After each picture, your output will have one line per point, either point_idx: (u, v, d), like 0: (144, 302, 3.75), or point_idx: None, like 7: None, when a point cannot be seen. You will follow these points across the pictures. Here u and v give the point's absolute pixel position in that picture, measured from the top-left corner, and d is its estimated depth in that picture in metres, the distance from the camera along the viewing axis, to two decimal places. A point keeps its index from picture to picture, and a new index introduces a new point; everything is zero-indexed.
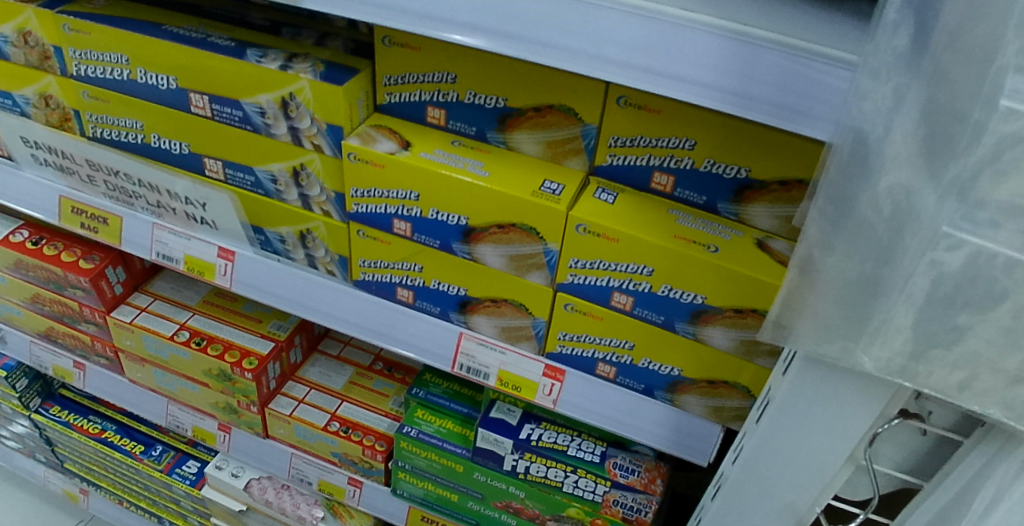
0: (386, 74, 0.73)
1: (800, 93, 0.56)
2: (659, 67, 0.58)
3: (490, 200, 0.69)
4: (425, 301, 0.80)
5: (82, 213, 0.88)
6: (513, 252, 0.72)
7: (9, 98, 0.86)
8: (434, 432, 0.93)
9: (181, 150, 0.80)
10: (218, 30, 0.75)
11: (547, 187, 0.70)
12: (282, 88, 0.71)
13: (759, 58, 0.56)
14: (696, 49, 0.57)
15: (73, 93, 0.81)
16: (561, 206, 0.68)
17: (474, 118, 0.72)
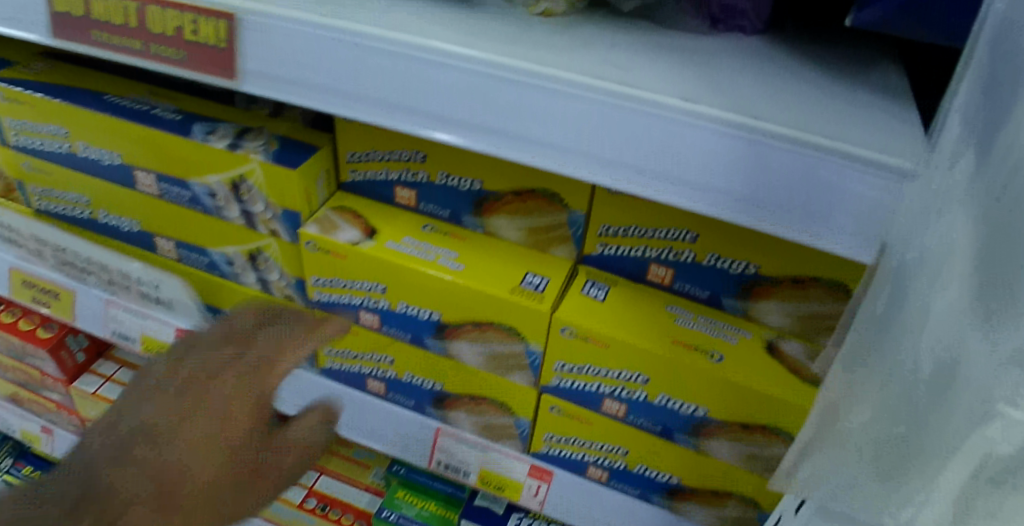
0: (347, 150, 0.65)
1: (823, 203, 0.46)
2: (654, 168, 0.48)
3: (466, 295, 0.61)
4: (398, 393, 0.73)
5: (32, 286, 0.82)
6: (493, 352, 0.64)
7: None
8: (416, 515, 0.84)
9: (130, 228, 0.73)
10: (166, 99, 0.68)
11: (530, 282, 0.61)
12: (231, 170, 0.63)
13: (763, 161, 0.45)
14: (687, 149, 0.47)
15: (15, 164, 0.74)
16: (545, 304, 0.59)
17: (446, 200, 0.64)
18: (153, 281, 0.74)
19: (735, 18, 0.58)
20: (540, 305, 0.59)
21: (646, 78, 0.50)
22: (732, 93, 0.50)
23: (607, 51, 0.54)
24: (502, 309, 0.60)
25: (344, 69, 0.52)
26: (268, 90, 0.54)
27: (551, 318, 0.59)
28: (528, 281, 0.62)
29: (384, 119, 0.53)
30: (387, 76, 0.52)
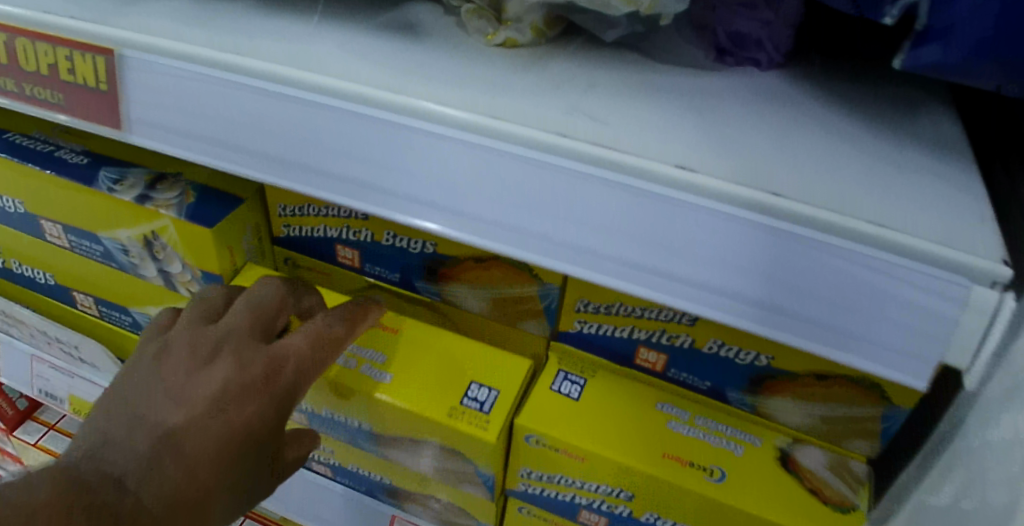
0: (279, 202, 0.56)
1: (851, 307, 0.37)
2: (647, 260, 0.39)
3: (401, 411, 0.51)
4: (346, 478, 0.63)
5: None
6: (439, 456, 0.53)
7: None
8: None
9: (47, 280, 0.64)
10: (74, 137, 0.58)
11: (472, 398, 0.51)
12: (140, 225, 0.54)
13: (784, 254, 0.37)
14: (690, 236, 0.38)
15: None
16: (484, 431, 0.49)
17: (396, 264, 0.56)
18: (72, 342, 0.63)
19: (749, 48, 0.49)
20: (477, 432, 0.49)
21: (627, 138, 0.40)
22: (737, 157, 0.39)
23: (582, 97, 0.43)
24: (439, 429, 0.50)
25: (256, 121, 0.42)
26: (165, 143, 0.44)
27: (494, 447, 0.49)
28: (470, 397, 0.51)
29: (304, 186, 0.43)
30: (308, 131, 0.42)
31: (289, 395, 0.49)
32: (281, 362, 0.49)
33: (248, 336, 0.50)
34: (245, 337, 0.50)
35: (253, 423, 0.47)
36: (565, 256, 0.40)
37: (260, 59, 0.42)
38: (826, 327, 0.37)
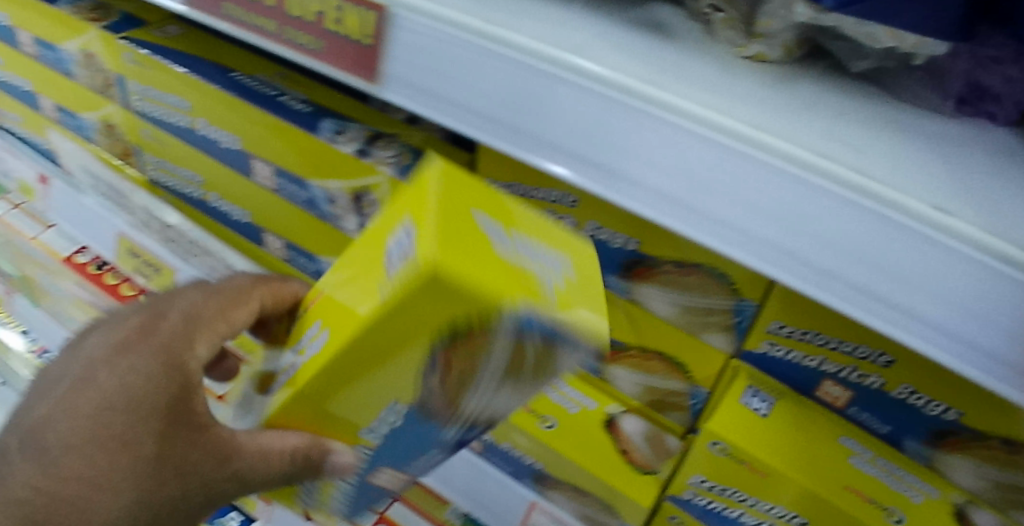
0: (488, 177, 0.53)
1: None
2: (865, 284, 0.33)
3: (353, 394, 0.35)
4: (494, 456, 0.58)
5: (136, 257, 0.71)
6: (461, 380, 0.32)
7: (73, 118, 0.71)
8: None
9: (242, 217, 0.65)
10: (297, 85, 0.58)
11: (376, 426, 0.36)
12: (358, 178, 0.53)
13: (985, 293, 0.30)
14: (828, 234, 0.33)
15: (134, 129, 0.66)
16: (457, 406, 0.34)
17: (594, 255, 0.53)
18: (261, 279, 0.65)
19: (985, 101, 0.48)
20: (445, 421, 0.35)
21: (893, 163, 0.37)
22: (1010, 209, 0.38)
23: (833, 123, 0.42)
24: (439, 385, 0.33)
25: (508, 91, 0.42)
26: (411, 101, 0.45)
27: (376, 454, 0.39)
28: (394, 411, 0.35)
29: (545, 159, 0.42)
30: (553, 106, 0.40)
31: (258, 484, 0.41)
32: (245, 461, 0.39)
33: (194, 468, 0.40)
34: (199, 440, 0.39)
35: (181, 506, 0.41)
36: (739, 245, 0.36)
37: (528, 39, 0.42)
38: None
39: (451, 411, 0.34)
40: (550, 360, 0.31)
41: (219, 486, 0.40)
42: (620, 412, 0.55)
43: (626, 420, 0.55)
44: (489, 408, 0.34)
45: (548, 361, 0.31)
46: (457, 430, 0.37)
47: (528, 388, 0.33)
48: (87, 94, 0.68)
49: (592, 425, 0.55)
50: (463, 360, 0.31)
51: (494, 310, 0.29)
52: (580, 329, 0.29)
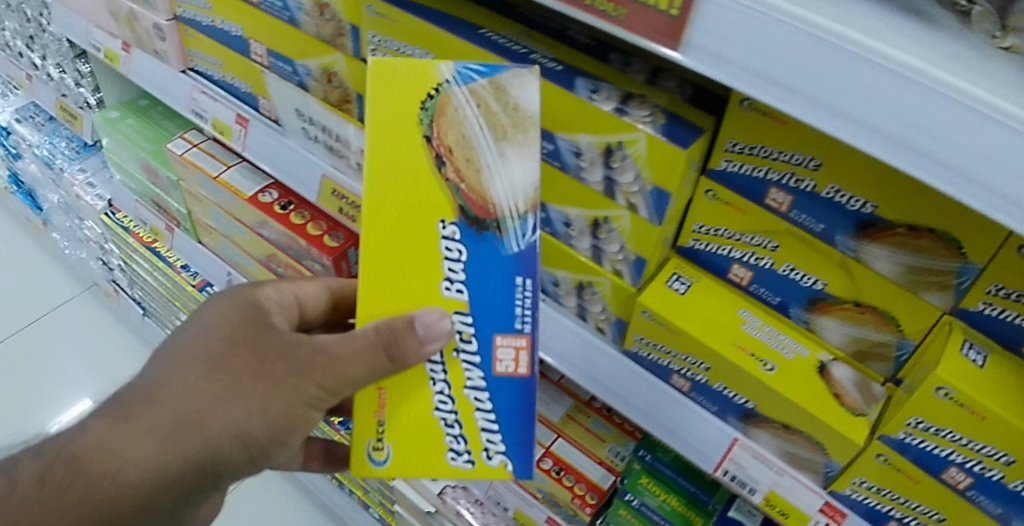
0: (730, 138, 0.58)
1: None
2: (933, 150, 0.39)
3: (421, 223, 0.53)
4: (702, 397, 0.64)
5: (342, 198, 0.75)
6: (473, 173, 0.52)
7: (288, 64, 0.74)
8: (657, 507, 0.75)
9: None
10: (542, 44, 0.62)
11: (450, 254, 0.54)
12: (611, 134, 0.57)
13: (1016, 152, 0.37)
14: (902, 106, 0.39)
15: (359, 77, 0.70)
16: (490, 200, 0.53)
17: (827, 215, 0.57)
18: None
19: None
20: (495, 222, 0.53)
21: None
22: None
23: None
24: (466, 187, 0.52)
25: (813, 69, 0.41)
26: (706, 68, 0.45)
27: (478, 309, 0.55)
28: (448, 232, 0.53)
29: (854, 142, 0.41)
30: (876, 90, 0.39)
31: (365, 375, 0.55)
32: (341, 363, 0.54)
33: (325, 370, 0.55)
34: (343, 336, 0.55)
35: (298, 405, 0.56)
36: (850, 130, 0.41)
37: None
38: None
39: (523, 210, 0.53)
40: (513, 100, 0.52)
41: (320, 361, 0.55)
42: (830, 360, 0.61)
43: (834, 367, 0.61)
44: (523, 189, 0.53)
45: (505, 100, 0.52)
46: (515, 273, 0.54)
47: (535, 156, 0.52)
48: (308, 42, 0.71)
49: (806, 373, 0.60)
50: (462, 151, 0.52)
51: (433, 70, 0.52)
52: (511, 72, 0.52)
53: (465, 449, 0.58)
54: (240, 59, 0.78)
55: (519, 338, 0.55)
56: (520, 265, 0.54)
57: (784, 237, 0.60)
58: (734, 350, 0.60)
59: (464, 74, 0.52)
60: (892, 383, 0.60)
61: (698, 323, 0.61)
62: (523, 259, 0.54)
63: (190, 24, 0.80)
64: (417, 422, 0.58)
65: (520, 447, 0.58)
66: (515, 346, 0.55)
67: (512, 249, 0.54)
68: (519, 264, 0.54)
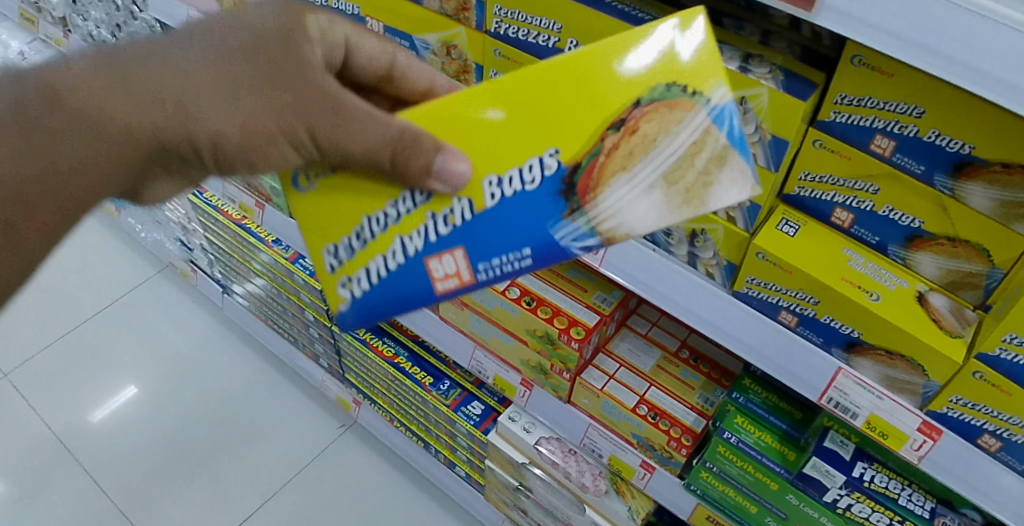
0: (839, 92, 0.64)
1: (1012, 63, 0.49)
2: (936, 45, 0.52)
3: (540, 132, 0.50)
4: (809, 330, 0.73)
5: None
6: (623, 153, 0.49)
7: (405, 40, 0.82)
8: (754, 443, 0.80)
9: None
10: (664, 13, 0.69)
11: (527, 172, 0.51)
12: (734, 90, 0.64)
13: (991, 41, 0.49)
14: (906, 8, 0.52)
15: (481, 48, 0.76)
16: (598, 191, 0.50)
17: (927, 157, 0.63)
18: None
19: None
20: (578, 203, 0.51)
21: None
22: None
23: None
24: (616, 138, 0.49)
25: (924, 20, 0.51)
26: (835, 24, 0.56)
27: (477, 221, 0.53)
28: (546, 161, 0.50)
29: (959, 80, 0.52)
30: (976, 37, 0.50)
31: (357, 163, 0.53)
32: (348, 129, 0.52)
33: (325, 125, 0.53)
34: (374, 115, 0.52)
35: (276, 138, 0.53)
36: (862, 32, 0.55)
37: None
38: (1015, 88, 0.50)
39: (600, 228, 0.51)
40: (716, 180, 0.48)
41: (331, 118, 0.53)
42: (927, 290, 0.69)
43: (932, 297, 0.68)
44: (622, 225, 0.50)
45: (716, 168, 0.48)
46: (533, 237, 0.52)
47: (667, 219, 0.50)
48: (432, 17, 0.78)
49: (905, 304, 0.68)
50: (649, 124, 0.49)
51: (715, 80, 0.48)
52: (744, 163, 0.48)
53: (340, 259, 0.58)
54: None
55: (468, 269, 0.54)
56: (542, 241, 0.52)
57: (885, 180, 0.66)
58: (843, 282, 0.68)
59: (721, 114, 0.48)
60: (982, 308, 0.67)
61: (809, 260, 0.70)
62: (561, 252, 0.51)
63: None
64: (346, 218, 0.57)
65: (363, 309, 0.59)
66: (456, 272, 0.55)
67: (558, 236, 0.51)
68: (549, 245, 0.52)
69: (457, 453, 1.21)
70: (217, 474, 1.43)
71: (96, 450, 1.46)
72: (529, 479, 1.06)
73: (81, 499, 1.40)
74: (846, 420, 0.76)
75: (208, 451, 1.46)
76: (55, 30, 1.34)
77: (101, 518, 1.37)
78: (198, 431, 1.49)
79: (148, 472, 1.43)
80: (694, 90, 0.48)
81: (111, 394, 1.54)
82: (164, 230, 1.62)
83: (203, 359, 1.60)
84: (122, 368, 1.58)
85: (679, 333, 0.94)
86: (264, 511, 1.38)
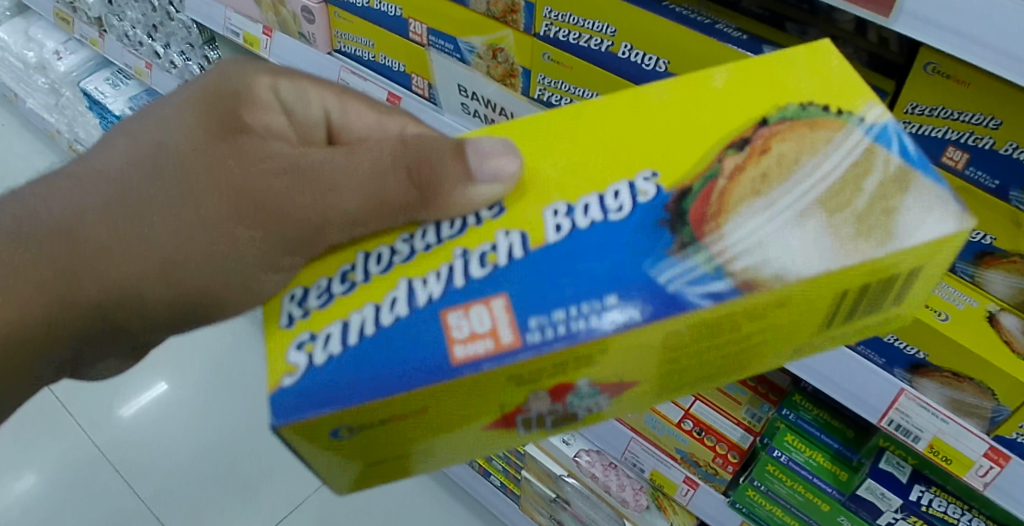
0: (910, 101, 0.61)
1: None
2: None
3: (641, 153, 0.44)
4: (870, 349, 0.70)
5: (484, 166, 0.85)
6: (754, 175, 0.41)
7: (451, 42, 0.82)
8: (805, 462, 0.78)
9: None
10: (722, 16, 0.67)
11: (612, 200, 0.42)
12: None
13: None
14: (993, 15, 0.48)
15: (530, 52, 0.75)
16: (723, 223, 0.40)
17: (1004, 170, 0.59)
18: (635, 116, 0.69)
19: None
20: (692, 236, 0.40)
21: None
22: None
23: None
24: (739, 158, 0.42)
25: (1010, 25, 0.48)
26: (915, 31, 0.52)
27: (529, 261, 0.41)
28: (640, 187, 0.42)
29: None
30: None
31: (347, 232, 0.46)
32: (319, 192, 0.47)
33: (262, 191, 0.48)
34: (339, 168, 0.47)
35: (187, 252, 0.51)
36: (943, 39, 0.51)
37: None
38: None
39: (729, 269, 0.38)
40: (897, 207, 0.38)
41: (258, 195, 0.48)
42: (998, 310, 0.65)
43: (1004, 317, 0.64)
44: (767, 264, 0.38)
45: (894, 192, 0.39)
46: (618, 279, 0.39)
47: (831, 253, 0.38)
48: (478, 20, 0.77)
49: (976, 326, 0.64)
50: (784, 143, 0.42)
51: (865, 102, 0.42)
52: (933, 187, 0.39)
53: (308, 309, 0.43)
54: (398, 38, 0.86)
55: (512, 324, 0.38)
56: (632, 281, 0.39)
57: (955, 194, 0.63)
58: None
59: (885, 136, 0.41)
60: None
61: None
62: (671, 297, 0.38)
63: (342, 7, 0.90)
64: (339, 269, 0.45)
65: (316, 406, 0.38)
66: (491, 329, 0.39)
67: (658, 277, 0.39)
68: (641, 286, 0.38)
69: (492, 462, 1.20)
70: (247, 477, 1.42)
71: (128, 450, 1.47)
72: (566, 490, 1.06)
73: (112, 499, 1.40)
74: (906, 444, 0.73)
75: (239, 453, 1.46)
76: (90, 30, 1.50)
77: (133, 519, 1.37)
78: (229, 433, 1.48)
79: (180, 475, 1.43)
80: (839, 111, 0.43)
81: (139, 392, 1.55)
82: None
83: (234, 359, 1.61)
84: (150, 366, 1.59)
85: None
86: (296, 515, 1.38)
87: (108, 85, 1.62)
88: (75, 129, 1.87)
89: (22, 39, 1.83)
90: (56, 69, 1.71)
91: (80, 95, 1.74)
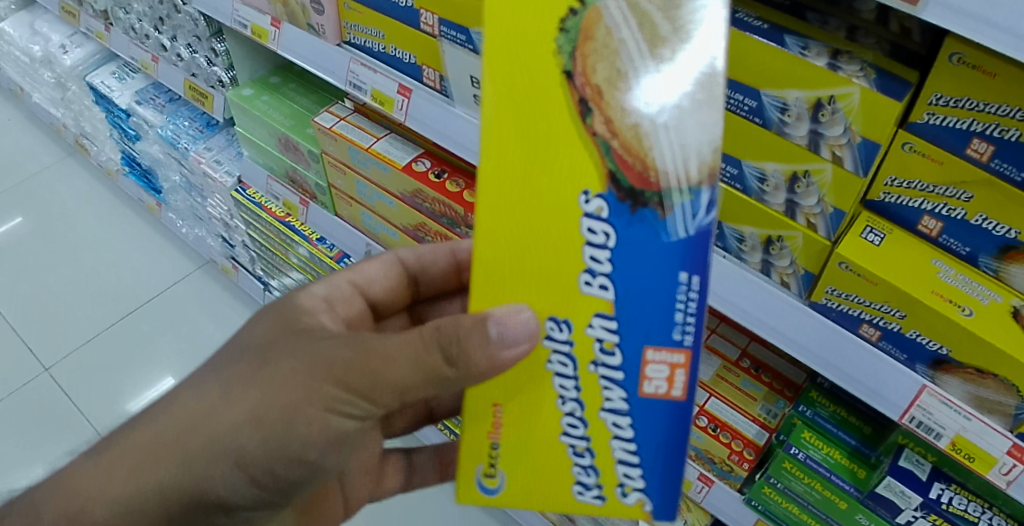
0: (934, 92, 0.59)
1: None
2: None
3: (553, 168, 0.47)
4: (892, 344, 0.69)
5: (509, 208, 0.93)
6: (632, 126, 0.46)
7: (462, 33, 0.80)
8: (823, 460, 0.77)
9: None
10: (744, 6, 0.66)
11: (595, 237, 0.48)
12: (823, 89, 0.60)
13: None
14: None
15: None
16: (652, 166, 0.46)
17: None
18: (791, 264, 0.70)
19: None
20: (655, 194, 0.46)
21: None
22: None
23: None
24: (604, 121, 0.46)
25: None
26: (945, 21, 0.51)
27: (629, 321, 0.49)
28: (593, 208, 0.47)
29: None
30: None
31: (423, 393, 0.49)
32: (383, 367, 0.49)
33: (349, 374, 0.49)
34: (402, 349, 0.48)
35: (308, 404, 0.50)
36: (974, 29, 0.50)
37: None
38: None
39: (699, 184, 0.46)
40: (693, 33, 0.45)
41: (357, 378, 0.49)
42: None
43: None
44: (699, 158, 0.45)
45: (677, 24, 0.45)
46: (680, 268, 0.47)
47: (718, 104, 0.45)
48: None
49: (1001, 322, 0.63)
50: (604, 78, 0.46)
51: None
52: None
53: (596, 484, 0.54)
54: (409, 30, 0.85)
55: (674, 348, 0.49)
56: (681, 259, 0.47)
57: (980, 187, 0.61)
58: (933, 296, 0.64)
59: None
60: None
61: (895, 271, 0.66)
62: (703, 232, 0.46)
63: None
64: (543, 441, 0.53)
65: (662, 487, 0.53)
66: (670, 363, 0.50)
67: (682, 233, 0.47)
68: (686, 250, 0.47)
69: None
70: None
71: None
72: None
73: None
74: (926, 441, 0.71)
75: None
76: (96, 23, 1.49)
77: None
78: None
79: None
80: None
81: (147, 387, 1.55)
82: (205, 225, 1.68)
83: None
84: (158, 364, 1.59)
85: (739, 341, 0.90)
86: None
87: (114, 79, 1.61)
88: (81, 123, 1.86)
89: (27, 33, 1.82)
90: (62, 63, 1.71)
91: (86, 89, 1.73)
